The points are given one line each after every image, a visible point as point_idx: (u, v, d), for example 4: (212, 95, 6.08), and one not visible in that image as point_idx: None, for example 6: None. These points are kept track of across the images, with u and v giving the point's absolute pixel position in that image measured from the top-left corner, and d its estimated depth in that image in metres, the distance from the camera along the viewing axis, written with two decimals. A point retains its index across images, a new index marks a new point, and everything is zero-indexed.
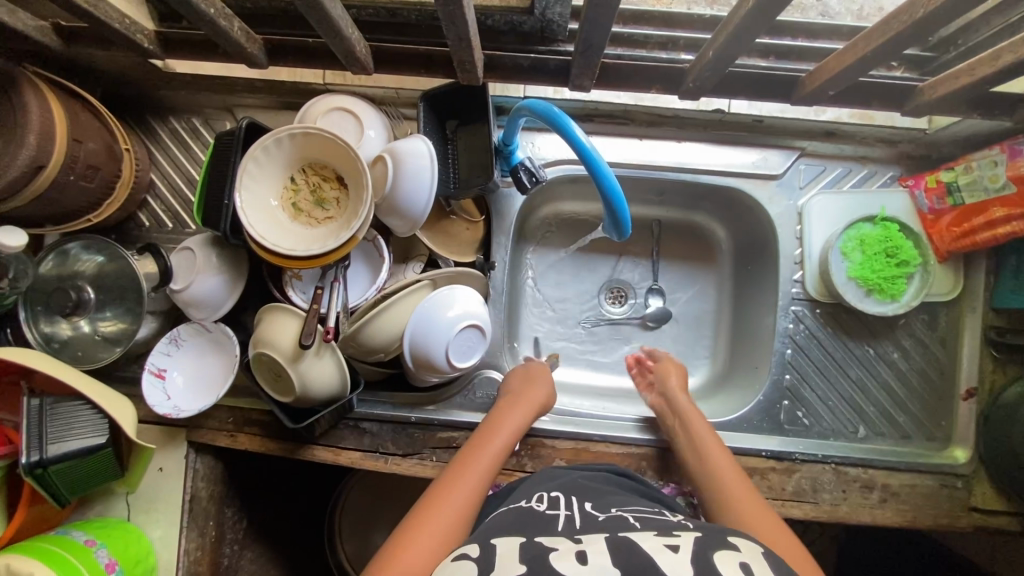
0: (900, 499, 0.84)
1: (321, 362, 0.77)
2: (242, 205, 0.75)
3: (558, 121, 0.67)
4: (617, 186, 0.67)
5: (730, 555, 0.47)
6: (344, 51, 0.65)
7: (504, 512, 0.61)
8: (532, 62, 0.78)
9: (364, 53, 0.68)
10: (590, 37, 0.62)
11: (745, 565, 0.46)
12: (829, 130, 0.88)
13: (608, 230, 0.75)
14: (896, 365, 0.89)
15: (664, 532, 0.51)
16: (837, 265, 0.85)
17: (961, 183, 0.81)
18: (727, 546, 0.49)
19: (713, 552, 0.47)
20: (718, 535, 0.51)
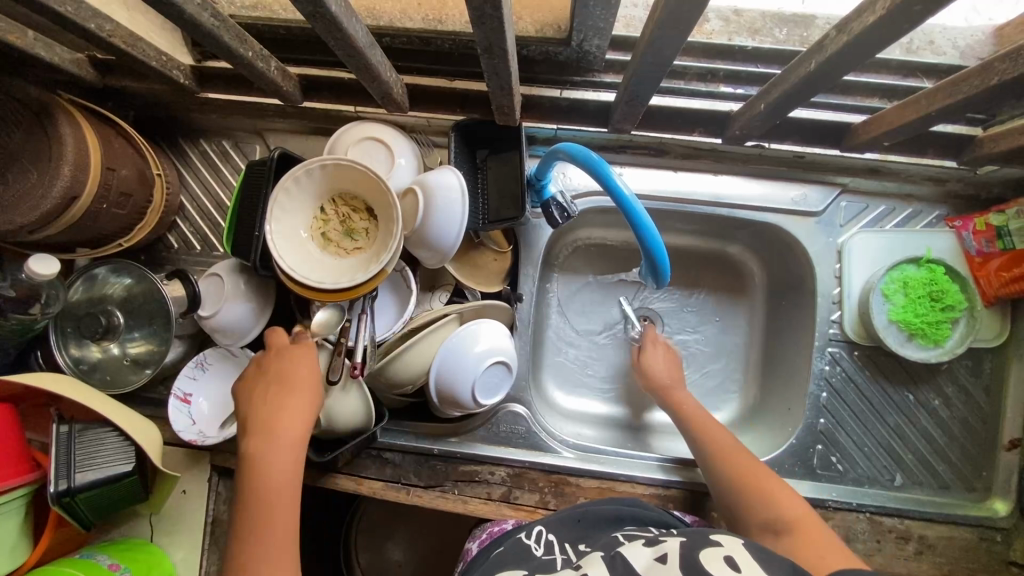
0: (936, 552, 0.82)
1: (347, 396, 0.76)
2: (272, 237, 0.74)
3: (597, 168, 0.65)
4: (658, 238, 0.66)
5: (714, 552, 0.51)
6: (380, 93, 0.63)
7: (503, 553, 0.64)
8: (570, 103, 0.83)
9: (400, 93, 0.65)
10: (637, 90, 0.63)
11: (729, 559, 0.49)
12: (874, 167, 0.84)
13: (648, 278, 0.74)
14: (936, 412, 0.85)
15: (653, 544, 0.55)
16: (877, 308, 0.83)
17: (1012, 228, 0.78)
18: (710, 544, 0.53)
19: (698, 555, 0.51)
20: (703, 537, 0.54)
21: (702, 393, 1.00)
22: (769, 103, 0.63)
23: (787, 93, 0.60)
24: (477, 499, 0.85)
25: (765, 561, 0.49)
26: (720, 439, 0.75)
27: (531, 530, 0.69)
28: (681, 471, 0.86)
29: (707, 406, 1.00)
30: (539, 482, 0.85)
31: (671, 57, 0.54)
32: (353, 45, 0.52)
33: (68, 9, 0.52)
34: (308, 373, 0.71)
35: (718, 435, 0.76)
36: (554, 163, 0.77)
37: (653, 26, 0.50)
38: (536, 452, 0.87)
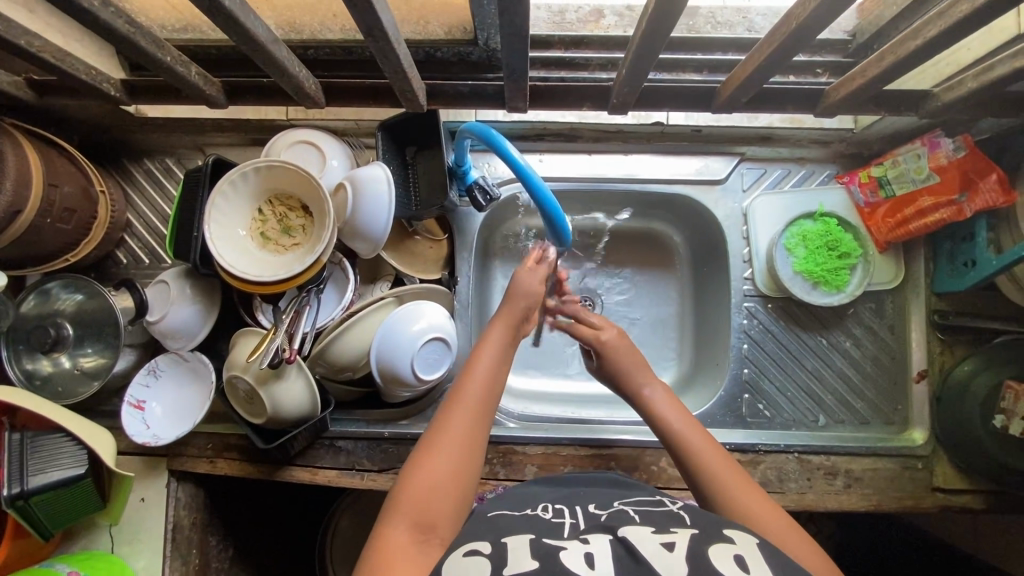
0: (863, 483, 0.87)
1: (288, 383, 0.79)
2: (211, 238, 0.79)
3: (494, 141, 0.72)
4: (551, 196, 0.72)
5: (726, 548, 0.52)
6: (293, 88, 0.68)
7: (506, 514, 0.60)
8: (471, 89, 0.81)
9: (313, 89, 0.71)
10: (512, 64, 0.67)
11: (739, 558, 0.51)
12: (765, 135, 0.93)
13: (554, 239, 0.79)
14: (849, 353, 0.92)
15: (660, 527, 0.55)
16: (782, 261, 0.90)
17: (890, 176, 0.87)
18: (723, 537, 0.54)
19: (709, 550, 0.51)
20: (715, 528, 0.55)
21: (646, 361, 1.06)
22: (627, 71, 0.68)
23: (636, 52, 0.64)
24: None
25: (775, 564, 0.50)
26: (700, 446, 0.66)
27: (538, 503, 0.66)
28: (622, 432, 0.91)
29: None
30: (489, 454, 0.89)
31: (524, 36, 0.59)
32: (255, 40, 0.57)
33: None
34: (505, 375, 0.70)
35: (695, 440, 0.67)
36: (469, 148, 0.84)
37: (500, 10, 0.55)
38: None
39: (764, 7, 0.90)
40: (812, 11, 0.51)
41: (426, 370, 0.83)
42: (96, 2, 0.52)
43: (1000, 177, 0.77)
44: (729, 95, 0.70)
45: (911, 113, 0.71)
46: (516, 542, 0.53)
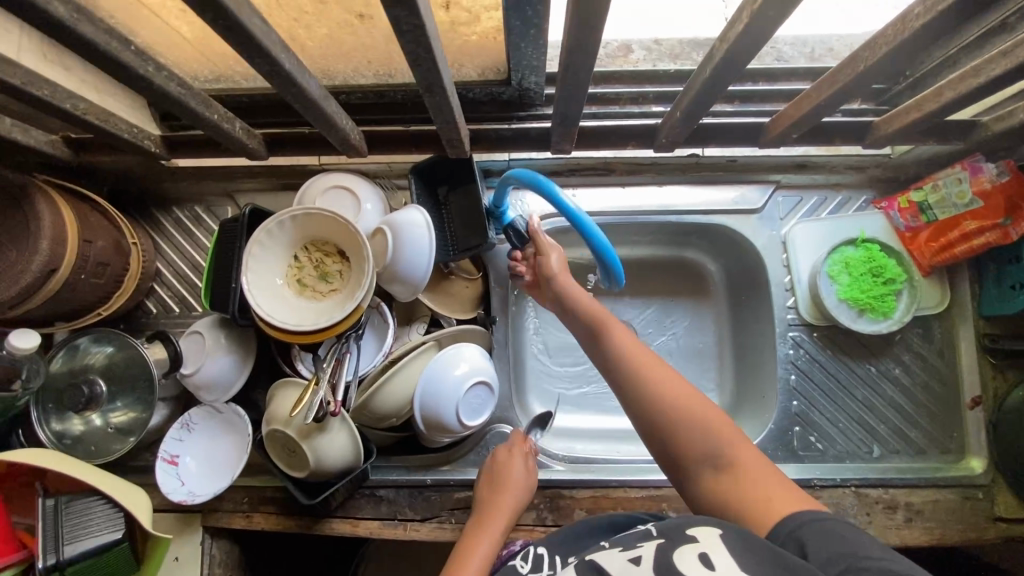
0: (925, 517, 0.85)
1: (333, 435, 0.77)
2: (249, 288, 0.78)
3: (544, 188, 0.71)
4: (606, 241, 0.71)
5: (690, 548, 0.47)
6: (339, 139, 0.67)
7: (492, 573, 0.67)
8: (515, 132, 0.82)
9: (359, 139, 0.71)
10: (566, 110, 0.68)
11: (704, 557, 0.46)
12: (800, 163, 0.92)
13: (605, 282, 0.79)
14: (900, 381, 0.89)
15: (628, 545, 0.53)
16: (826, 289, 0.89)
17: (931, 202, 0.86)
18: (687, 538, 0.49)
19: (672, 554, 0.48)
20: (678, 530, 0.51)
21: None
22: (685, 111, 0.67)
23: (690, 97, 0.64)
24: None
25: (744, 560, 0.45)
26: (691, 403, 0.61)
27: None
28: None
29: None
30: (535, 499, 0.86)
31: (586, 88, 0.62)
32: (307, 95, 0.56)
33: (46, 93, 0.56)
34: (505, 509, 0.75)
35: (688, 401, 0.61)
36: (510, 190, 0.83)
37: (566, 56, 0.55)
38: None
39: (793, 37, 0.90)
40: (883, 55, 0.51)
41: (471, 416, 0.81)
42: (151, 67, 0.52)
43: None
44: (781, 131, 0.69)
45: (960, 141, 0.70)
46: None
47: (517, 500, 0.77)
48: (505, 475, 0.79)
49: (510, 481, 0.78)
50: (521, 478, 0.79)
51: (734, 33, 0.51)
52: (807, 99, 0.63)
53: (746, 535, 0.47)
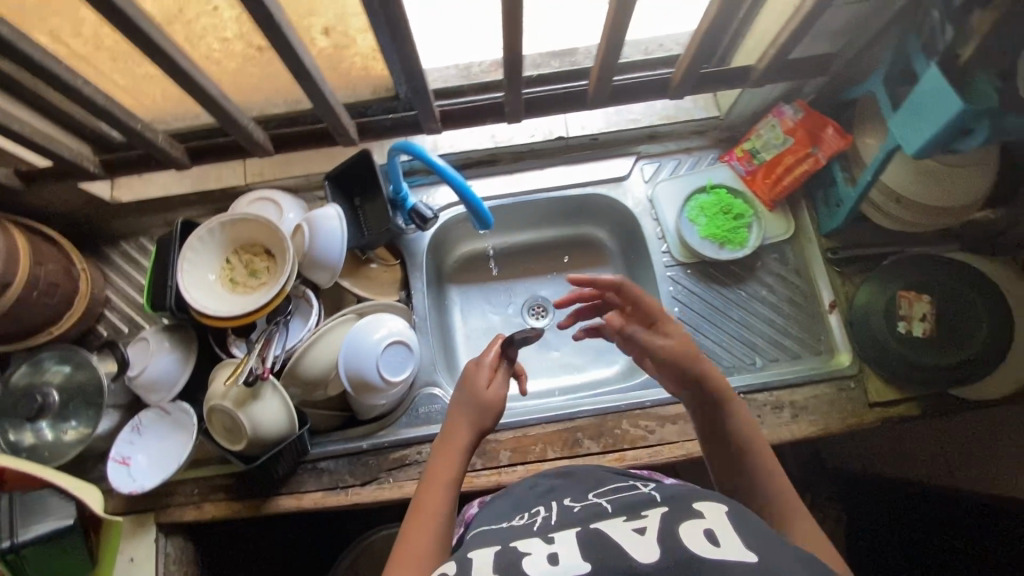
0: (809, 411, 0.96)
1: (265, 403, 0.86)
2: (184, 285, 0.90)
3: (415, 151, 0.86)
4: (461, 179, 0.86)
5: (698, 524, 0.55)
6: (243, 134, 0.87)
7: (488, 526, 0.66)
8: (395, 119, 0.99)
9: (260, 136, 0.91)
10: (411, 80, 0.84)
11: (709, 533, 0.54)
12: (652, 133, 1.10)
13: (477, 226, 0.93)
14: (767, 299, 1.03)
15: (632, 515, 0.59)
16: (688, 230, 1.05)
17: (758, 147, 1.03)
18: (694, 514, 0.57)
19: (681, 525, 0.55)
20: (685, 505, 0.59)
21: (601, 351, 1.16)
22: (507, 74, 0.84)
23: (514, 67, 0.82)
24: (412, 481, 0.94)
25: (746, 536, 0.53)
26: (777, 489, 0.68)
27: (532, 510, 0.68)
28: (583, 404, 0.98)
29: (605, 362, 1.16)
30: None
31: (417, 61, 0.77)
32: None
33: None
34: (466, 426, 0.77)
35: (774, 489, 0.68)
36: (401, 172, 0.96)
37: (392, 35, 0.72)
38: None
39: None
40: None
41: (393, 373, 0.91)
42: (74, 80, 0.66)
43: (835, 127, 0.94)
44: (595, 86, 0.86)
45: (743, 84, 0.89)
46: (480, 559, 0.57)
47: (477, 411, 0.77)
48: (470, 388, 0.79)
49: (473, 394, 0.79)
50: (488, 393, 0.79)
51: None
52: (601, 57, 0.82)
53: (747, 516, 0.56)
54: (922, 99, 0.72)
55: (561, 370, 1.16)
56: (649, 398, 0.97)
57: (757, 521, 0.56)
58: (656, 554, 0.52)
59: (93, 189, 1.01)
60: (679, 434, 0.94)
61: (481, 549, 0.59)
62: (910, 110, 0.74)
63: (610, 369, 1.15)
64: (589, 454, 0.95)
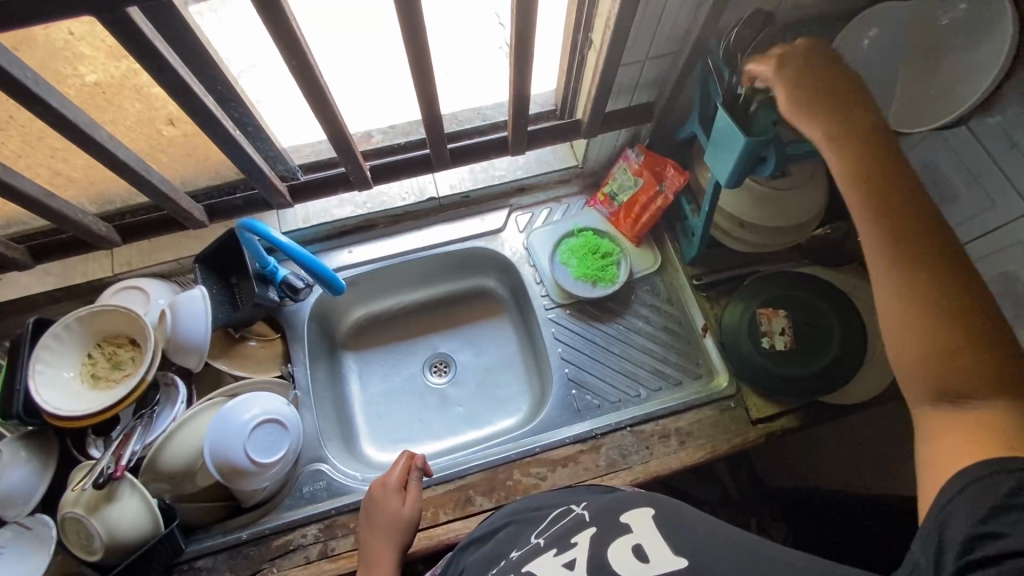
0: (695, 436, 0.96)
1: (125, 504, 0.81)
2: (36, 388, 0.87)
3: (258, 230, 0.87)
4: (301, 250, 0.88)
5: (627, 539, 0.58)
6: (82, 230, 0.86)
7: None
8: (245, 199, 0.96)
9: (104, 229, 0.90)
10: (247, 166, 0.84)
11: (637, 547, 0.57)
12: (520, 186, 1.16)
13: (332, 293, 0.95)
14: (645, 330, 1.07)
15: (561, 547, 0.61)
16: (562, 273, 1.09)
17: (615, 189, 1.10)
18: (622, 530, 0.60)
19: (610, 547, 0.58)
20: (613, 521, 0.62)
21: (502, 401, 1.15)
22: (340, 145, 0.87)
23: (346, 140, 0.85)
24: (299, 568, 0.88)
25: (670, 541, 0.56)
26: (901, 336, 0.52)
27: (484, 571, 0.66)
28: (474, 459, 0.97)
29: (508, 411, 1.15)
30: (350, 523, 0.90)
31: (238, 142, 0.78)
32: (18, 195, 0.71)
33: None
34: (389, 534, 0.78)
35: (896, 318, 0.52)
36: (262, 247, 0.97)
37: (200, 122, 0.73)
38: (340, 497, 0.94)
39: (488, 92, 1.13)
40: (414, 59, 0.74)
41: (268, 452, 0.89)
42: None
43: (674, 166, 1.02)
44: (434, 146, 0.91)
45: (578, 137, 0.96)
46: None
47: (397, 533, 0.78)
48: (383, 515, 0.80)
49: (387, 516, 0.79)
50: (402, 512, 0.80)
51: (302, 73, 0.71)
52: (427, 117, 0.87)
53: (668, 522, 0.59)
54: (720, 137, 0.79)
55: (463, 424, 1.14)
56: (538, 445, 0.97)
57: (683, 525, 0.58)
58: None
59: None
60: (570, 477, 0.94)
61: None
62: (715, 147, 0.81)
63: (511, 419, 1.13)
64: (482, 511, 0.93)
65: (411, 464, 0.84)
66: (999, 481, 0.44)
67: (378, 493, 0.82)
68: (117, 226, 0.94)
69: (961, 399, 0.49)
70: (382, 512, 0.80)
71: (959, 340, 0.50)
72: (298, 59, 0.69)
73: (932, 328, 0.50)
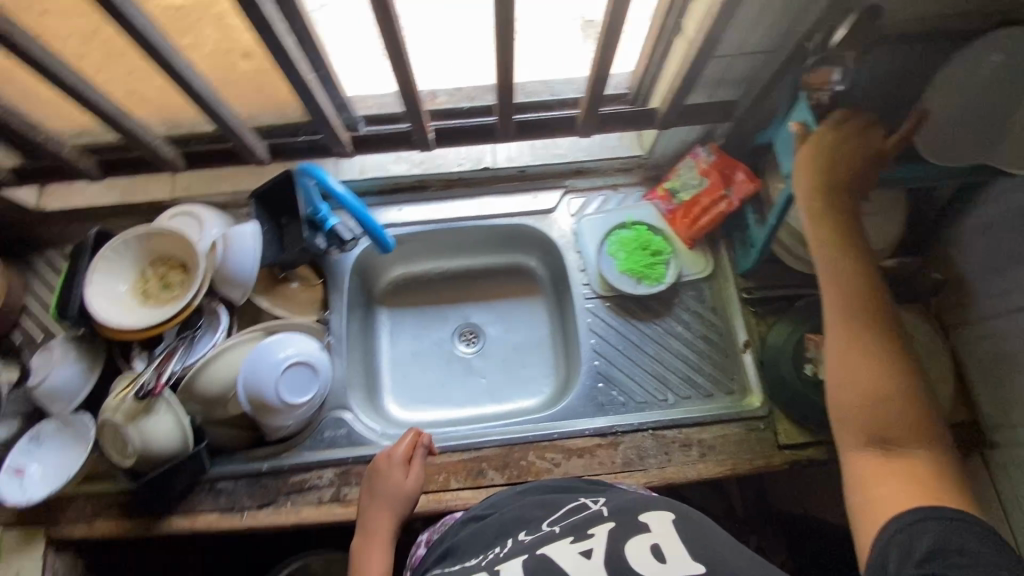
0: (717, 450, 0.95)
1: (159, 420, 0.85)
2: (91, 297, 0.91)
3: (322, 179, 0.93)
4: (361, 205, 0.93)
5: (644, 540, 0.59)
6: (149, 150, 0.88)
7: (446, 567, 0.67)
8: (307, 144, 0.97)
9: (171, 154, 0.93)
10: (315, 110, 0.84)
11: (656, 549, 0.57)
12: (578, 169, 1.13)
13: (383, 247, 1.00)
14: (682, 335, 1.04)
15: (579, 536, 0.62)
16: (608, 264, 1.06)
17: (677, 187, 1.05)
18: (641, 528, 0.61)
19: (626, 545, 0.59)
20: (633, 520, 0.62)
21: (526, 380, 1.15)
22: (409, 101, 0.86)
23: (414, 98, 0.85)
24: (311, 506, 0.92)
25: (690, 547, 0.57)
26: (848, 397, 0.67)
27: (490, 546, 0.68)
28: (491, 433, 0.98)
29: (530, 391, 1.15)
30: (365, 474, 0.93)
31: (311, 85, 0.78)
32: None
33: None
34: (389, 504, 0.84)
35: (845, 367, 0.68)
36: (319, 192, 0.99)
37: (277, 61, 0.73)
38: (359, 447, 0.96)
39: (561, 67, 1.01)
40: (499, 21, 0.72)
41: (296, 393, 0.92)
42: None
43: (744, 171, 0.98)
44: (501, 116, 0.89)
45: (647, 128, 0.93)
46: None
47: (396, 503, 0.85)
48: (386, 485, 0.86)
49: (389, 486, 0.86)
50: (405, 484, 0.86)
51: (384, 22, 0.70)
52: (500, 85, 0.84)
53: (690, 533, 0.59)
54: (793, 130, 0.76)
55: (485, 397, 1.14)
56: (557, 431, 0.97)
57: (703, 534, 0.59)
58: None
59: (16, 197, 1.03)
60: (584, 468, 0.94)
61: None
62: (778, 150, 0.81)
63: (532, 399, 1.14)
64: (492, 486, 0.94)
65: (416, 438, 0.90)
66: (927, 525, 0.57)
67: (383, 463, 0.88)
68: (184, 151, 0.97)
69: (891, 445, 0.63)
70: (383, 482, 0.86)
71: (886, 391, 0.65)
72: (383, 12, 0.68)
73: (866, 367, 0.66)
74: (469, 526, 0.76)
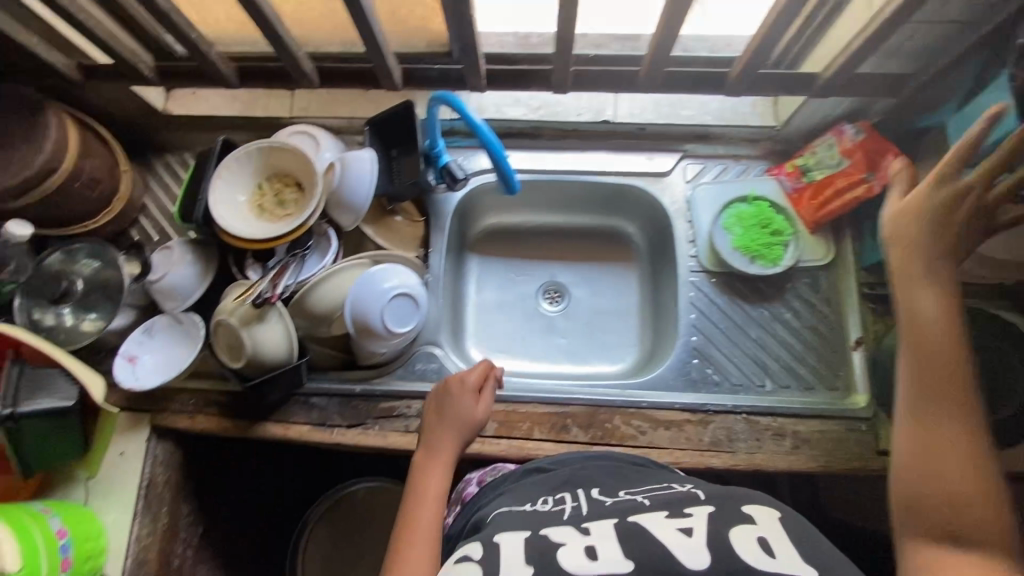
0: (812, 445, 0.91)
1: (272, 327, 0.89)
2: (214, 202, 0.94)
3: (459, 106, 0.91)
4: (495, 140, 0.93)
5: (749, 529, 0.55)
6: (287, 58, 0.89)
7: (512, 512, 0.65)
8: (437, 74, 0.96)
9: (308, 65, 0.93)
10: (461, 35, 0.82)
11: (763, 539, 0.54)
12: (701, 134, 1.07)
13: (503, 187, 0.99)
14: (789, 323, 0.99)
15: (676, 511, 0.60)
16: (721, 238, 1.01)
17: (811, 164, 0.99)
18: (745, 520, 0.57)
19: (728, 531, 0.55)
20: (734, 509, 0.58)
21: (609, 347, 1.13)
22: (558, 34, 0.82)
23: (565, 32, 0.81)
24: (398, 433, 0.94)
25: (801, 544, 0.54)
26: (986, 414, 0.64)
27: (558, 497, 0.68)
28: (578, 392, 0.97)
29: (612, 358, 1.13)
30: None
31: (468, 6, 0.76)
32: None
33: None
34: (455, 428, 0.83)
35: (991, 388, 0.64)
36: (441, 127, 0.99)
37: None
38: None
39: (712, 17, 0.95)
40: None
41: (399, 322, 0.93)
42: None
43: (895, 155, 0.90)
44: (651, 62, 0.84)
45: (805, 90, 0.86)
46: (508, 548, 0.57)
47: (462, 428, 0.83)
48: (455, 408, 0.84)
49: (457, 410, 0.84)
50: (473, 412, 0.84)
51: None
52: (660, 28, 0.79)
53: (798, 533, 0.56)
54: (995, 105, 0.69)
55: (566, 357, 1.13)
56: (646, 399, 0.95)
57: (813, 536, 0.56)
58: (707, 562, 0.52)
59: (146, 96, 1.06)
60: (670, 441, 0.92)
61: (510, 533, 0.60)
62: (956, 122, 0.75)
63: (614, 366, 1.12)
64: (575, 443, 0.93)
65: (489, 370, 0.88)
66: None
67: (453, 386, 0.86)
68: (320, 67, 0.96)
69: None
70: (451, 405, 0.84)
71: None
72: None
73: None
74: (533, 477, 0.75)
